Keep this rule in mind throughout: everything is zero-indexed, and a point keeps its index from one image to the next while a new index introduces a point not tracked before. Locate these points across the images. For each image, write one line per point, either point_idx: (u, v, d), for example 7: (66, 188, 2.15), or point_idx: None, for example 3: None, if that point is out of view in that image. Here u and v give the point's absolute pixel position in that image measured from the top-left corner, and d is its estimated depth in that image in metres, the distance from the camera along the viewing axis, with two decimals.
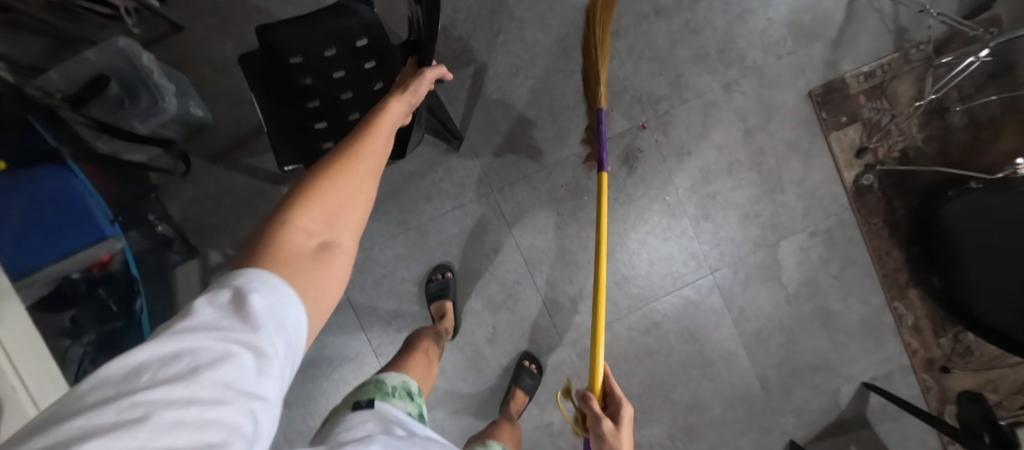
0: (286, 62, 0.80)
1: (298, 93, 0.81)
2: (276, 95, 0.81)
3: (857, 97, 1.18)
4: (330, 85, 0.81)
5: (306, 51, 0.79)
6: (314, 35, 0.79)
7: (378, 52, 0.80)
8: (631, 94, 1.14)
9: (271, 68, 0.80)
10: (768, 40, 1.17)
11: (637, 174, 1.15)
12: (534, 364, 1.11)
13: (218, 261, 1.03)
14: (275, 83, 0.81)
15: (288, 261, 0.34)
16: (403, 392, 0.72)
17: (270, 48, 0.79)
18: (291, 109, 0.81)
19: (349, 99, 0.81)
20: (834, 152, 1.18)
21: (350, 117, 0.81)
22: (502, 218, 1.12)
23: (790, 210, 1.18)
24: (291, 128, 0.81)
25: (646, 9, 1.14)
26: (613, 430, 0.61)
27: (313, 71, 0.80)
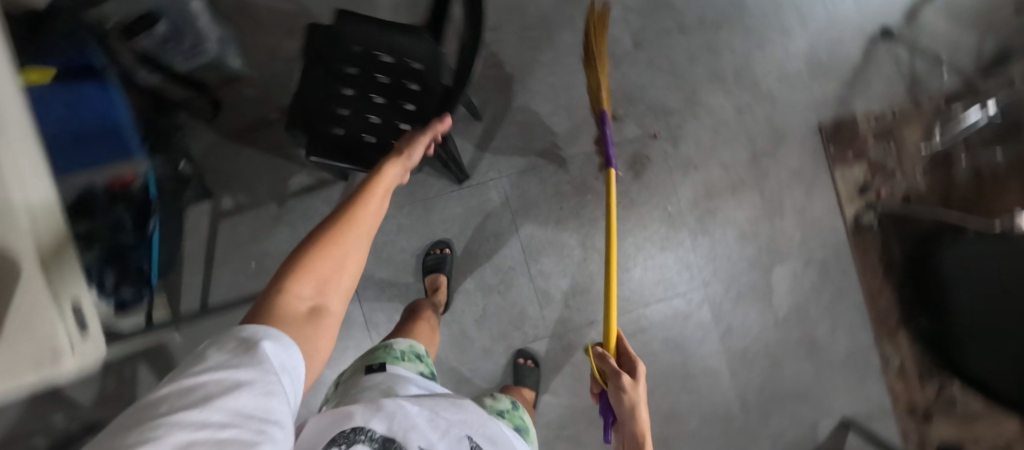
0: (347, 53, 0.87)
1: (342, 82, 0.85)
2: (322, 70, 0.86)
3: (865, 136, 1.21)
4: (372, 86, 0.85)
5: (371, 52, 0.86)
6: (384, 43, 0.87)
7: (427, 75, 0.85)
8: (646, 104, 1.18)
9: (330, 54, 0.87)
10: (784, 70, 1.21)
11: (643, 180, 1.18)
12: (530, 361, 1.13)
13: (228, 207, 1.10)
14: (327, 61, 0.86)
15: (285, 321, 0.38)
16: (411, 354, 0.73)
17: (343, 37, 0.87)
18: (327, 88, 0.85)
19: (381, 103, 0.85)
20: (838, 186, 1.21)
21: (369, 118, 0.84)
22: (506, 205, 1.15)
23: (788, 236, 1.20)
24: (317, 102, 0.84)
25: (670, 25, 1.19)
26: (632, 383, 0.62)
27: (365, 67, 0.86)
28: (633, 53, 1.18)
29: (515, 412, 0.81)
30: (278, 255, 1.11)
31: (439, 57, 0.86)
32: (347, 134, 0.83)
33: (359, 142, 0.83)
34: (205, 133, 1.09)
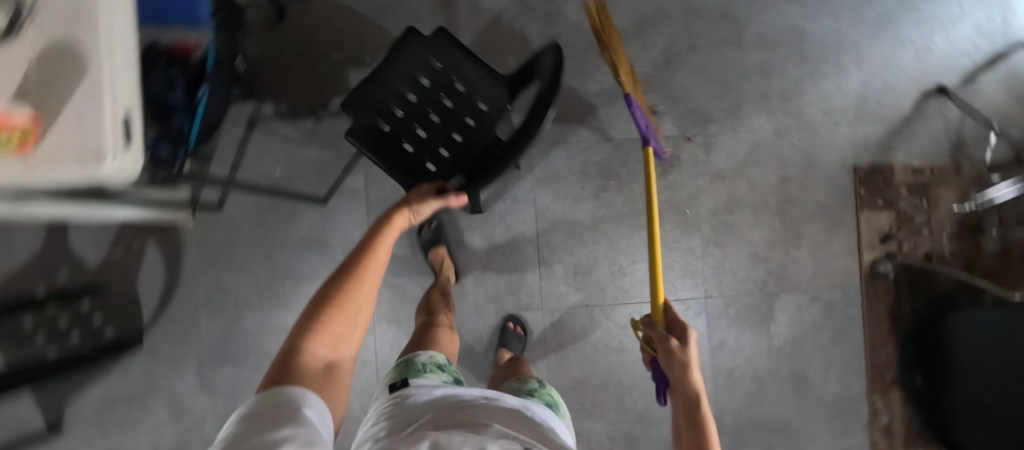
0: (428, 62, 0.84)
1: (410, 85, 0.84)
2: (397, 65, 0.83)
3: (900, 187, 1.19)
4: (436, 102, 0.84)
5: (450, 72, 0.84)
6: (468, 68, 0.85)
7: (488, 120, 0.85)
8: (687, 106, 1.19)
9: (411, 54, 0.84)
10: (831, 105, 1.21)
11: (668, 179, 1.19)
12: (518, 327, 1.15)
13: (269, 112, 1.14)
14: (407, 60, 0.84)
15: (308, 379, 0.49)
16: (433, 365, 0.71)
17: (432, 46, 0.84)
18: (396, 84, 0.83)
19: (434, 122, 0.84)
20: (861, 229, 1.19)
21: (418, 132, 0.83)
22: (530, 172, 1.17)
23: (800, 268, 1.19)
24: (380, 93, 0.83)
25: (728, 36, 1.20)
26: (681, 347, 0.61)
27: (439, 84, 0.84)
28: (686, 55, 1.19)
29: (543, 391, 0.81)
30: (303, 169, 1.14)
31: (506, 109, 0.86)
32: (387, 135, 0.83)
33: (394, 147, 0.83)
34: (265, 38, 1.14)
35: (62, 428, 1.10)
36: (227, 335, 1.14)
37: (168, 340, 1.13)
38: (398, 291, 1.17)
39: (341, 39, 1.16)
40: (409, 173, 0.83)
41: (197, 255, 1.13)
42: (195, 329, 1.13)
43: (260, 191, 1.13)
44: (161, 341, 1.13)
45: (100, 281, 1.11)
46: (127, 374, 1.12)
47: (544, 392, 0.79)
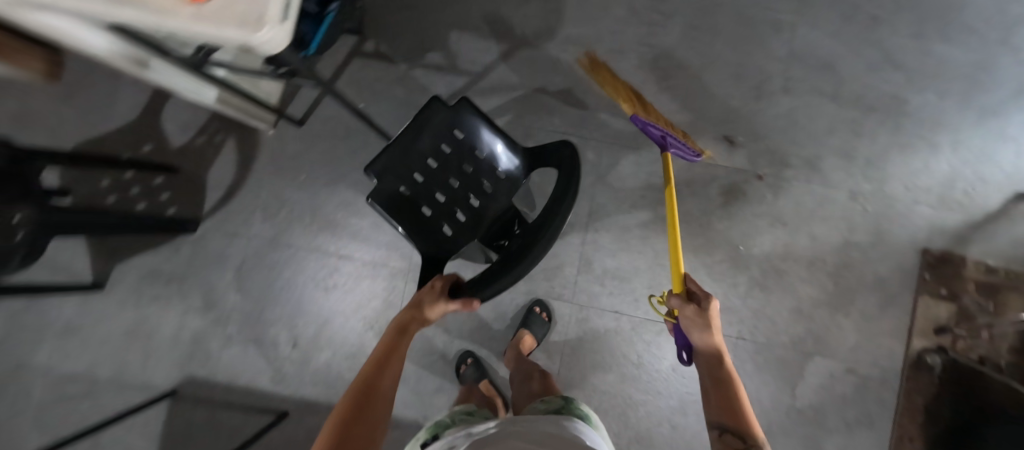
0: (451, 129, 0.87)
1: (433, 151, 0.87)
2: (420, 128, 0.86)
3: (967, 282, 1.14)
4: (456, 167, 0.87)
5: (472, 140, 0.87)
6: (487, 135, 0.86)
7: (506, 188, 0.87)
8: (768, 144, 1.17)
9: (433, 123, 0.87)
10: (915, 182, 1.17)
11: (729, 211, 1.17)
12: (544, 313, 1.15)
13: (368, 50, 1.20)
14: (430, 124, 0.87)
15: None
16: (461, 417, 0.79)
17: (455, 114, 0.87)
18: (417, 146, 0.87)
19: (454, 188, 0.87)
20: (915, 315, 1.14)
21: (436, 196, 0.87)
22: (595, 168, 1.18)
23: (842, 335, 1.14)
24: (401, 155, 0.86)
25: (825, 88, 1.18)
26: (700, 313, 0.71)
27: (458, 148, 0.87)
28: (779, 95, 1.18)
29: (570, 407, 0.80)
30: (384, 110, 1.19)
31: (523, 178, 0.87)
32: (408, 199, 0.86)
33: (414, 210, 0.86)
34: None
35: (104, 285, 1.16)
36: (272, 242, 1.18)
37: (218, 232, 1.18)
38: None
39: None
40: (425, 236, 0.85)
41: (267, 162, 1.19)
42: (245, 229, 1.18)
43: (340, 118, 1.19)
44: (211, 231, 1.18)
45: (175, 163, 1.18)
46: (174, 253, 1.17)
47: (571, 407, 0.78)
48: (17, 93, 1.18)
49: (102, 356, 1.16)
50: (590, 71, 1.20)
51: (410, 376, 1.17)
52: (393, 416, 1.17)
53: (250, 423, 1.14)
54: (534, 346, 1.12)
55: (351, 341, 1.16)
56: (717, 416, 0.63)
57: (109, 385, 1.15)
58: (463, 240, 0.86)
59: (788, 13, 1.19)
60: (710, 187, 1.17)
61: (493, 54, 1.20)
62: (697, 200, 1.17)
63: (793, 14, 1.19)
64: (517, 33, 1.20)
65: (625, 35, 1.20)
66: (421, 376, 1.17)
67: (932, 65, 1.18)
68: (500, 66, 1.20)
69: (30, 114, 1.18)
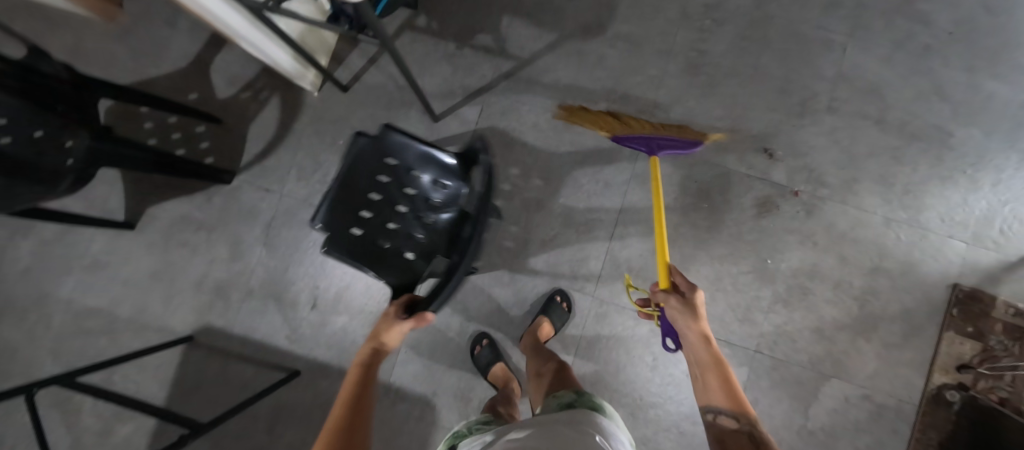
0: (383, 159, 0.88)
1: (371, 185, 0.88)
2: (354, 169, 0.88)
3: (995, 322, 1.12)
4: (397, 192, 0.88)
5: (405, 165, 0.88)
6: (417, 155, 0.88)
7: (452, 199, 0.88)
8: (807, 162, 1.16)
9: (364, 161, 0.88)
10: (953, 215, 1.15)
11: (761, 224, 1.16)
12: (565, 303, 1.15)
13: (419, 24, 1.21)
14: (362, 161, 0.88)
15: None
16: (475, 426, 0.83)
17: (381, 145, 0.88)
18: (356, 186, 0.87)
19: (403, 213, 0.87)
20: (938, 349, 1.12)
21: (389, 224, 0.87)
22: (631, 166, 1.18)
23: (862, 362, 1.13)
24: (344, 200, 0.87)
25: (871, 112, 1.17)
26: (686, 305, 0.80)
27: (396, 176, 0.88)
28: (823, 113, 1.17)
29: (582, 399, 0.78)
30: (428, 85, 1.20)
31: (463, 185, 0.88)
32: (362, 236, 0.87)
33: (372, 245, 0.86)
34: None
35: (134, 225, 1.17)
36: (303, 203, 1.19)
37: (251, 186, 1.19)
38: None
39: None
40: (391, 267, 0.86)
41: (308, 124, 1.20)
42: (278, 187, 1.19)
43: (384, 88, 1.20)
44: (244, 185, 1.19)
45: (219, 114, 1.19)
46: (206, 202, 1.18)
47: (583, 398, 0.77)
48: (71, 28, 1.20)
49: (124, 295, 1.17)
50: (636, 70, 1.20)
51: (422, 352, 1.17)
52: (401, 389, 1.16)
53: (263, 377, 1.15)
54: (551, 335, 1.12)
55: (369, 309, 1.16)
56: (714, 401, 0.73)
57: (128, 324, 1.16)
58: (426, 258, 0.87)
59: (841, 34, 1.19)
60: (745, 198, 1.17)
61: (542, 41, 1.21)
62: (729, 209, 1.17)
63: (847, 34, 1.18)
64: (568, 24, 1.21)
65: (676, 38, 1.20)
66: (433, 353, 1.17)
67: (981, 100, 1.17)
68: (547, 54, 1.20)
69: (82, 50, 1.20)
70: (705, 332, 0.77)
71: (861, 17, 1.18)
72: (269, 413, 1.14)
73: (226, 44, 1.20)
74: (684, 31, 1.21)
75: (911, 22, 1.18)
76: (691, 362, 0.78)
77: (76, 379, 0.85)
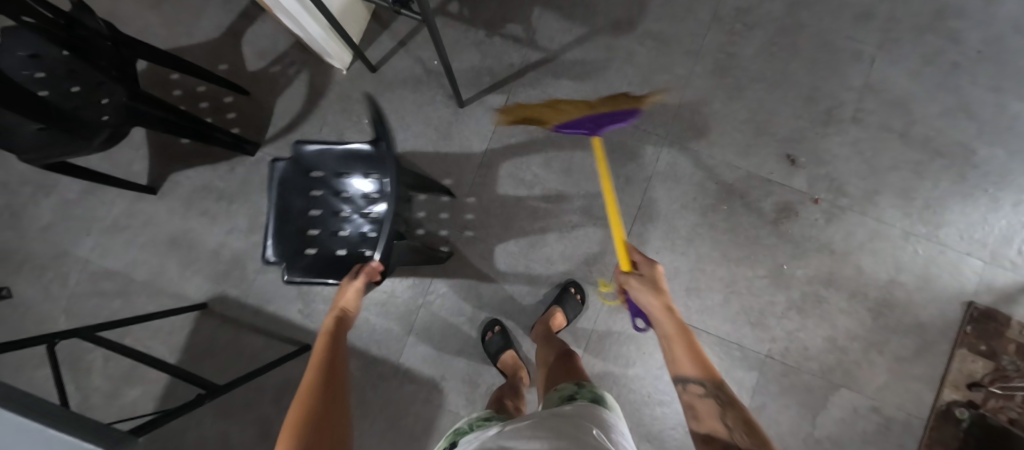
0: (309, 175, 0.87)
1: (309, 204, 0.87)
2: (286, 192, 0.87)
3: (1009, 342, 1.12)
4: (336, 201, 0.88)
5: (331, 172, 0.86)
6: (333, 158, 0.85)
7: (385, 188, 0.86)
8: (829, 171, 1.17)
9: (293, 185, 0.87)
10: (971, 234, 1.15)
11: (779, 229, 1.16)
12: (578, 294, 1.14)
13: (451, 10, 1.22)
14: (290, 181, 0.87)
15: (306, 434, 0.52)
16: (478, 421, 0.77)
17: (300, 163, 0.87)
18: (295, 207, 0.87)
19: (349, 217, 0.87)
20: (950, 365, 1.12)
21: (339, 231, 0.88)
22: (652, 163, 1.18)
23: (872, 373, 1.13)
24: (288, 225, 0.87)
25: (896, 125, 1.17)
26: (648, 281, 0.85)
27: (327, 184, 0.87)
28: (848, 124, 1.18)
29: (584, 392, 0.75)
30: (456, 71, 1.21)
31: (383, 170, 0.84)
32: (318, 253, 0.87)
33: (330, 257, 0.87)
34: None
35: (157, 191, 1.18)
36: None
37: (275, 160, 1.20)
38: (485, 211, 1.18)
39: None
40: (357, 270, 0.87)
41: (334, 102, 1.21)
42: None
43: (412, 71, 1.21)
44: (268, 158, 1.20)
45: (247, 86, 1.20)
46: (229, 172, 1.19)
47: (586, 390, 0.74)
48: None
49: (142, 259, 1.18)
50: (664, 67, 1.20)
51: (433, 336, 1.17)
52: (408, 371, 1.16)
53: (273, 349, 1.15)
54: (562, 326, 1.11)
55: (383, 288, 1.17)
56: (682, 370, 0.70)
57: (144, 287, 1.17)
58: None
59: (871, 46, 1.19)
60: (765, 203, 1.17)
61: (572, 34, 1.21)
62: (748, 212, 1.17)
63: (876, 46, 1.19)
64: (598, 19, 1.21)
65: (706, 39, 1.20)
66: (444, 337, 1.17)
67: (1007, 121, 1.17)
68: (576, 48, 1.21)
69: (116, 14, 1.21)
70: (664, 301, 0.80)
71: (892, 30, 1.19)
72: (278, 385, 1.15)
73: (260, 18, 1.21)
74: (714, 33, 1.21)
75: (940, 38, 1.18)
76: (660, 335, 0.78)
77: (95, 334, 0.86)
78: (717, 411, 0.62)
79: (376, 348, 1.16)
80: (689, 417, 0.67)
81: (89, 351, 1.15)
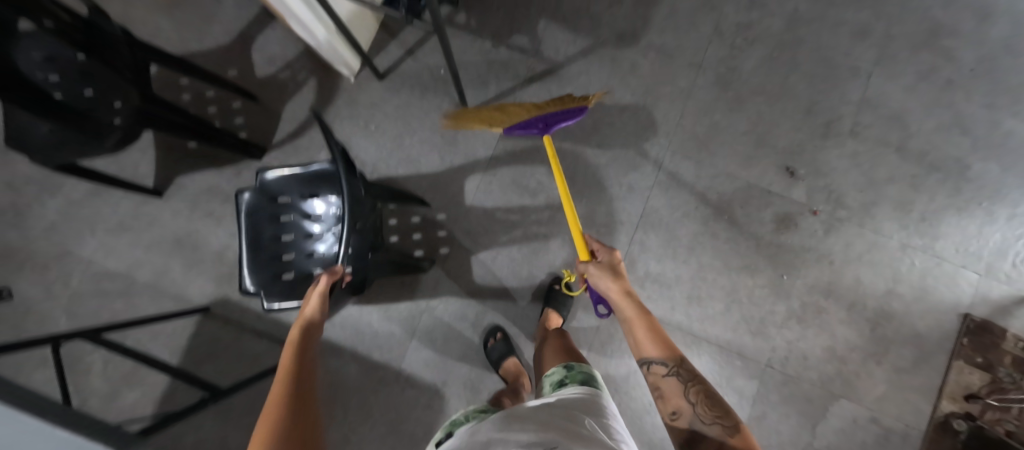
0: (275, 201, 0.83)
1: (280, 230, 0.83)
2: (254, 220, 0.83)
3: (1004, 354, 1.13)
4: (307, 222, 0.84)
5: (296, 195, 0.84)
6: (297, 179, 0.83)
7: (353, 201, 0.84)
8: (828, 183, 1.19)
9: (261, 214, 0.83)
10: (967, 247, 1.17)
11: (779, 240, 1.18)
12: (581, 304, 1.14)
13: (458, 20, 1.24)
14: (257, 209, 0.83)
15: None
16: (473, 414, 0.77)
17: (264, 191, 0.83)
18: (265, 235, 0.83)
19: (321, 237, 0.84)
20: (948, 377, 1.13)
21: (313, 250, 0.84)
22: (654, 173, 1.20)
23: (870, 384, 1.14)
24: (260, 255, 0.82)
25: (893, 139, 1.20)
26: (607, 269, 0.88)
27: (296, 207, 0.84)
28: (847, 137, 1.20)
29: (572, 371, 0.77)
30: (462, 79, 1.23)
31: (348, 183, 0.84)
32: (296, 277, 0.83)
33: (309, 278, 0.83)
34: None
35: (162, 193, 1.18)
36: None
37: (281, 164, 1.21)
38: (488, 217, 1.19)
39: None
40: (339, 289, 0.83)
41: (341, 108, 1.22)
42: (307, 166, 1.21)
43: (419, 78, 1.23)
44: (274, 162, 1.21)
45: (256, 91, 1.22)
46: (235, 175, 1.20)
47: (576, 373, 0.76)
48: None
49: (145, 260, 1.17)
50: (667, 79, 1.23)
51: (434, 341, 1.17)
52: (409, 377, 1.16)
53: (275, 353, 1.15)
54: (559, 324, 1.11)
55: (385, 293, 1.17)
56: (647, 353, 0.76)
57: (146, 289, 1.16)
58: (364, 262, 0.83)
59: (867, 62, 1.22)
60: (765, 213, 1.19)
61: (577, 46, 1.24)
62: (749, 222, 1.18)
63: (872, 62, 1.22)
64: (603, 32, 1.24)
65: (707, 53, 1.23)
66: (446, 343, 1.17)
67: (999, 137, 1.20)
68: (581, 59, 1.23)
69: (130, 19, 1.23)
70: (624, 285, 0.85)
71: (888, 47, 1.22)
72: None
73: (270, 25, 1.23)
74: (716, 47, 1.24)
75: (935, 56, 1.22)
76: (621, 319, 0.84)
77: (101, 335, 0.85)
78: (685, 386, 0.69)
79: (377, 353, 1.16)
80: (656, 394, 0.72)
81: (89, 352, 1.14)
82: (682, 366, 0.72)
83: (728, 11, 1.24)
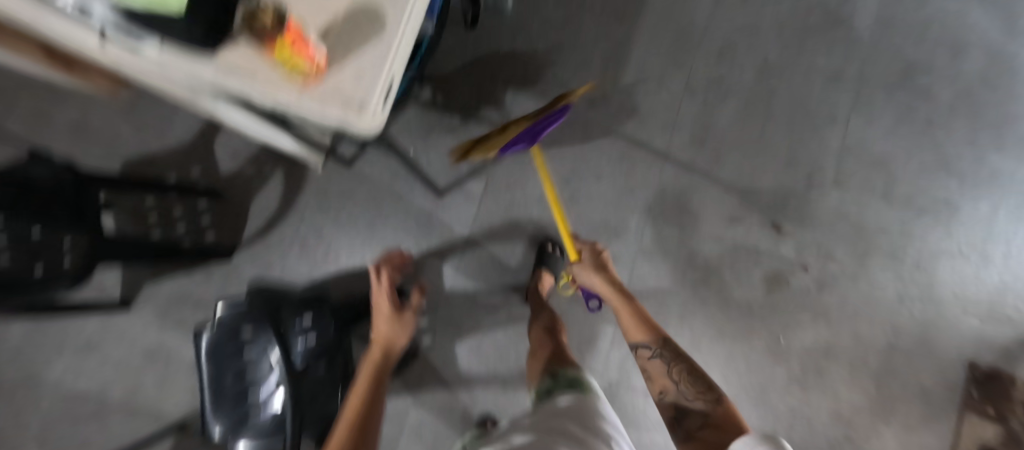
0: (236, 336, 0.79)
1: (241, 370, 0.79)
2: (217, 361, 0.78)
3: (1015, 403, 1.09)
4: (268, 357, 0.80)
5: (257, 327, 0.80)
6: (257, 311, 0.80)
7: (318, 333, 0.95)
8: (816, 237, 1.15)
9: (223, 356, 0.79)
10: (966, 292, 1.13)
11: (771, 300, 1.14)
12: None
13: (425, 99, 1.20)
14: (220, 348, 0.79)
15: None
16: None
17: (222, 329, 0.79)
18: (231, 376, 0.78)
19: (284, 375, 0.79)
20: (960, 432, 1.09)
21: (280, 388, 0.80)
22: (637, 240, 1.17)
23: (881, 445, 1.09)
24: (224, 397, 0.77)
25: (879, 186, 1.16)
26: (598, 266, 0.99)
27: (258, 340, 0.80)
28: (831, 188, 1.17)
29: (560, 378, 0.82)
30: (434, 160, 1.20)
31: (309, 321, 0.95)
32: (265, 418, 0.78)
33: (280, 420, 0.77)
34: (449, 38, 1.22)
35: (131, 304, 1.14)
36: (304, 280, 1.16)
37: (252, 263, 1.17)
38: (470, 301, 1.15)
39: (512, 56, 1.21)
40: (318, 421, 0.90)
41: (311, 199, 1.19)
42: (280, 263, 1.17)
43: (388, 161, 1.19)
44: (246, 261, 1.17)
45: (222, 189, 1.18)
46: (206, 279, 1.16)
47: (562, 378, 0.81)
48: (75, 103, 1.19)
49: (118, 377, 1.13)
50: (643, 142, 1.19)
51: (425, 436, 1.12)
52: None
53: None
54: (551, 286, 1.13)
55: None
56: (637, 338, 0.85)
57: (122, 408, 1.12)
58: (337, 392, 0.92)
59: (846, 108, 1.19)
60: (754, 273, 1.15)
61: None
62: (738, 285, 1.15)
63: (850, 108, 1.19)
64: (573, 99, 1.20)
65: (681, 112, 1.20)
66: (437, 437, 1.12)
67: (988, 175, 1.16)
68: (552, 128, 1.20)
69: (86, 126, 1.19)
70: (607, 277, 0.96)
71: (864, 91, 1.19)
72: None
73: None
74: (689, 105, 1.20)
75: (914, 97, 1.19)
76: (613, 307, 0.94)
77: None
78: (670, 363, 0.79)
79: None
80: (645, 376, 0.82)
81: None
82: (666, 345, 0.81)
83: (698, 66, 1.21)
